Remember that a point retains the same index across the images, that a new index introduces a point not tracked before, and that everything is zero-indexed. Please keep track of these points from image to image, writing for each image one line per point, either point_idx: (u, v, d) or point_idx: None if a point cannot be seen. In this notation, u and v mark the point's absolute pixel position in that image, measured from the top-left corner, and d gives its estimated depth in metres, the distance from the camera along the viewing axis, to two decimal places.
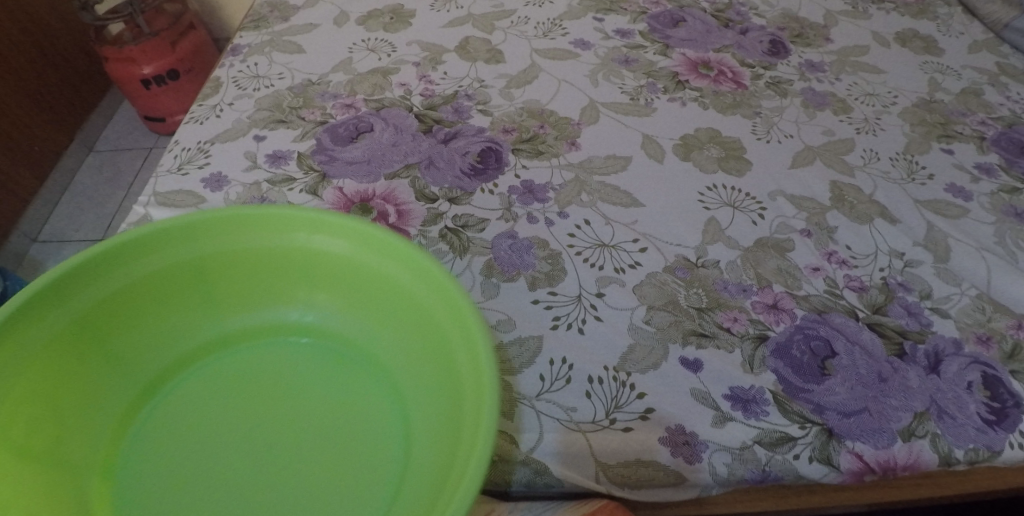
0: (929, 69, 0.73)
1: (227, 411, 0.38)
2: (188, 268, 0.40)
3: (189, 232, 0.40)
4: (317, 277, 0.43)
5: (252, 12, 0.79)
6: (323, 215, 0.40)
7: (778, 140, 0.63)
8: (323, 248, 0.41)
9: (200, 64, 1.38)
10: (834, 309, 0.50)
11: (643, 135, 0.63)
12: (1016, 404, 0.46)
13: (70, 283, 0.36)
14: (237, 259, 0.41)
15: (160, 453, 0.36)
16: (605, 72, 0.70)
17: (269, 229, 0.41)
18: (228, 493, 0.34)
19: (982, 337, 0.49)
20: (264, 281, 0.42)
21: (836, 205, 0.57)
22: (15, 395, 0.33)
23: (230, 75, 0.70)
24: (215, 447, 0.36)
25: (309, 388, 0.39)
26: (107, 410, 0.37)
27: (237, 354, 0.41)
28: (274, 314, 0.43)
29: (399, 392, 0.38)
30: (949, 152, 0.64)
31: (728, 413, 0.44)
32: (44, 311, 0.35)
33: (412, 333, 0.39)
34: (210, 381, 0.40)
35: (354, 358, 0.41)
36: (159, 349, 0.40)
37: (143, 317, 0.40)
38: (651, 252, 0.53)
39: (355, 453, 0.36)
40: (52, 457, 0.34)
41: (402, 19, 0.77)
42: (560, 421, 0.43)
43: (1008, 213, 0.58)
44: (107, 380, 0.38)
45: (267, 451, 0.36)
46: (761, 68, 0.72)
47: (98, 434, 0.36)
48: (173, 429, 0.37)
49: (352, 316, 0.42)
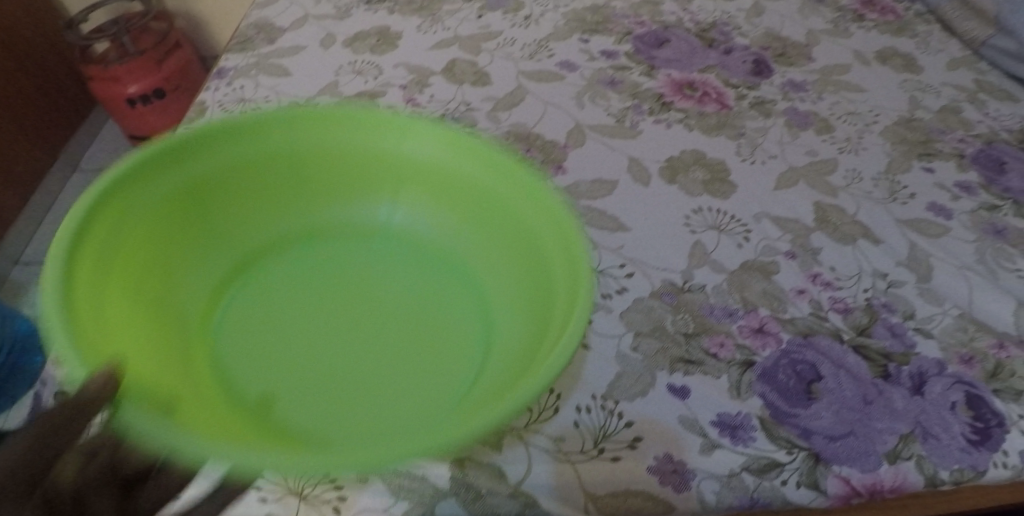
0: (909, 87, 0.74)
1: (326, 282, 0.46)
2: (289, 157, 0.47)
3: (291, 122, 0.47)
4: (399, 183, 0.49)
5: (237, 33, 0.79)
6: (415, 122, 0.47)
7: (762, 161, 0.64)
8: (410, 154, 0.49)
9: (186, 83, 1.38)
10: (819, 332, 0.51)
11: (629, 158, 0.64)
12: (1000, 423, 0.47)
13: (195, 149, 0.44)
14: (330, 154, 0.48)
15: (261, 310, 0.44)
16: (591, 94, 0.70)
17: (362, 132, 0.48)
18: (328, 356, 0.41)
19: (964, 357, 0.50)
20: (352, 187, 0.50)
21: (821, 226, 0.58)
22: (135, 236, 0.40)
23: (215, 98, 0.70)
24: (313, 323, 0.43)
25: (398, 277, 0.47)
26: (201, 282, 0.43)
27: (329, 247, 0.48)
28: (360, 215, 0.50)
29: (477, 284, 0.45)
30: (930, 171, 0.64)
31: (715, 440, 0.44)
32: (165, 167, 0.42)
33: (489, 239, 0.46)
34: (304, 267, 0.47)
35: (432, 258, 0.48)
36: (258, 231, 0.47)
37: (244, 203, 0.47)
38: (638, 278, 0.53)
39: (443, 332, 0.42)
40: (161, 306, 0.40)
41: (388, 40, 0.77)
42: (549, 452, 0.43)
43: (988, 231, 0.59)
44: (207, 252, 0.44)
45: (362, 326, 0.43)
46: (745, 88, 0.72)
47: (199, 293, 0.42)
48: (272, 308, 0.44)
49: (431, 220, 0.49)
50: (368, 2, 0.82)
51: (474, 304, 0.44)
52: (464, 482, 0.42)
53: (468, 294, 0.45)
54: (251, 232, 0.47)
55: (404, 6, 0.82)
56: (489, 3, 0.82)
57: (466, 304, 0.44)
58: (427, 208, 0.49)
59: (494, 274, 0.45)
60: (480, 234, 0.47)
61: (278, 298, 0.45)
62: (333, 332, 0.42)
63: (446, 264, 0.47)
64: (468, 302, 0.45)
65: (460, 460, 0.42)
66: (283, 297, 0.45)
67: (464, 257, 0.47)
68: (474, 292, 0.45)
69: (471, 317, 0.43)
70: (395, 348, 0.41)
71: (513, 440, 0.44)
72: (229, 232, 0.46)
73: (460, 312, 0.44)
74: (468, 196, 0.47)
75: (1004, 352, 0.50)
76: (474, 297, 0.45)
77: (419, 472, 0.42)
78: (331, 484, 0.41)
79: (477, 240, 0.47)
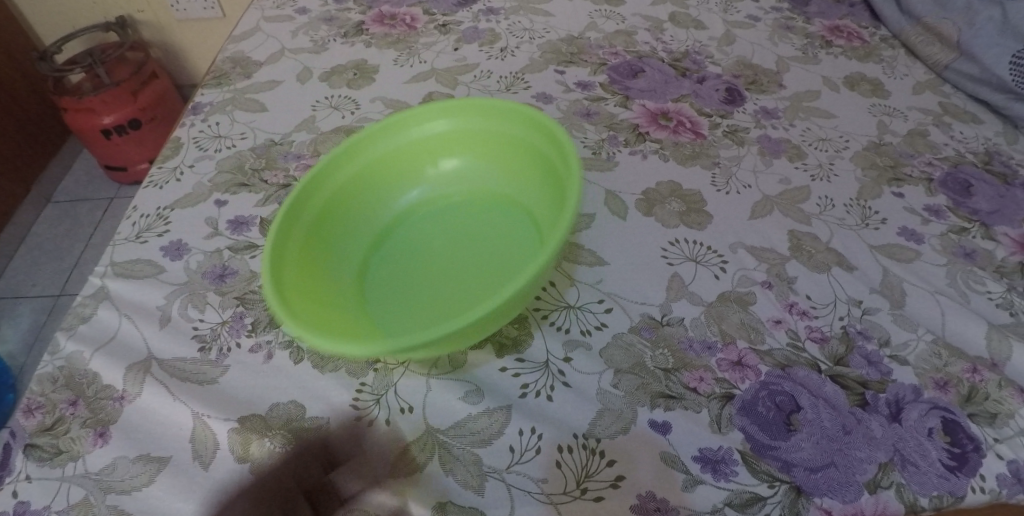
0: (876, 111, 0.76)
1: (421, 252, 0.56)
2: (424, 136, 0.60)
3: (441, 108, 0.60)
4: (505, 156, 0.60)
5: (213, 69, 0.79)
6: (505, 107, 0.58)
7: (736, 191, 0.65)
8: (507, 130, 0.59)
9: (162, 112, 1.38)
10: (797, 363, 0.51)
11: (606, 192, 0.65)
12: (976, 448, 0.47)
13: (403, 120, 0.59)
14: (449, 129, 0.60)
15: (374, 241, 0.56)
16: (568, 126, 0.72)
17: (474, 113, 0.60)
18: (435, 318, 0.51)
19: (939, 382, 0.51)
20: (466, 149, 0.61)
21: (795, 254, 0.59)
22: (345, 183, 0.55)
23: (191, 135, 0.70)
24: (419, 293, 0.53)
25: (488, 234, 0.57)
26: (364, 217, 0.56)
27: (443, 208, 0.59)
28: (477, 180, 0.61)
29: (533, 229, 0.56)
30: (900, 196, 0.66)
31: (697, 476, 0.44)
32: (380, 139, 0.58)
33: (549, 200, 0.55)
34: (421, 234, 0.57)
35: (521, 221, 0.57)
36: (409, 183, 0.60)
37: (415, 157, 0.60)
38: (617, 312, 0.54)
39: (509, 290, 0.52)
40: (333, 235, 0.53)
41: (365, 75, 0.77)
42: (531, 494, 0.43)
43: (958, 254, 0.61)
44: (366, 207, 0.57)
45: (460, 290, 0.52)
46: (718, 117, 0.74)
47: (358, 235, 0.55)
48: (389, 272, 0.54)
49: (524, 189, 0.58)
50: (345, 37, 0.83)
51: (532, 265, 0.53)
52: None
53: (527, 253, 0.54)
54: (411, 194, 0.61)
55: (380, 41, 0.82)
56: (465, 36, 0.83)
57: (529, 263, 0.53)
58: (499, 181, 0.61)
59: (553, 225, 0.53)
60: (545, 194, 0.56)
61: (390, 266, 0.55)
62: (427, 273, 0.54)
63: (510, 216, 0.58)
64: (528, 261, 0.53)
65: (441, 505, 0.43)
66: (384, 253, 0.56)
67: (527, 218, 0.57)
68: (535, 255, 0.54)
69: (528, 281, 0.52)
70: (470, 300, 0.51)
71: (495, 482, 0.44)
72: (378, 204, 0.59)
73: (523, 274, 0.53)
74: (531, 158, 0.58)
75: (978, 375, 0.51)
76: (533, 254, 0.54)
77: None
78: None
79: (541, 207, 0.56)
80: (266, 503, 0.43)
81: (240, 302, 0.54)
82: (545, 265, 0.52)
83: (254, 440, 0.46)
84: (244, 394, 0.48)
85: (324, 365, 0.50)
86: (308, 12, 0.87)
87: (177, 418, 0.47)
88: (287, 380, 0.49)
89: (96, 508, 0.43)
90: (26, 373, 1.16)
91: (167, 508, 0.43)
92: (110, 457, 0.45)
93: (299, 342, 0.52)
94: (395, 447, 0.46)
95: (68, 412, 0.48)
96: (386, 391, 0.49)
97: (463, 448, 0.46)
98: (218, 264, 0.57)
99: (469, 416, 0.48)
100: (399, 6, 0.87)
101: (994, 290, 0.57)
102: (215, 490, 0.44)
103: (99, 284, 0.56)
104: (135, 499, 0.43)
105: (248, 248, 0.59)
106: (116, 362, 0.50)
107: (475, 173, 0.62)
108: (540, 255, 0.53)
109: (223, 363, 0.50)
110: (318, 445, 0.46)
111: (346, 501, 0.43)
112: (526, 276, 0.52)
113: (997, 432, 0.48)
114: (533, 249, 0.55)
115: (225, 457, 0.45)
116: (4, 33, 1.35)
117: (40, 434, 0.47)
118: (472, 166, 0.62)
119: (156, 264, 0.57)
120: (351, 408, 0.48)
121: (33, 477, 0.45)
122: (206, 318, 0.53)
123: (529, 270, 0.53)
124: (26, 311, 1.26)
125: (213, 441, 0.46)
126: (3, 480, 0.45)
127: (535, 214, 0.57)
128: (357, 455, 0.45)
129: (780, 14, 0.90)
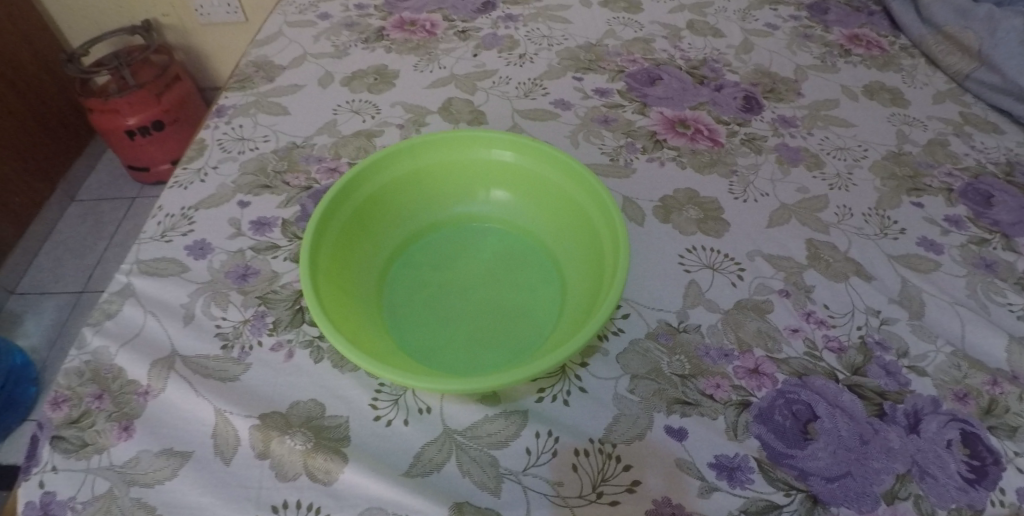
0: (895, 121, 0.76)
1: (443, 266, 0.57)
2: (449, 165, 0.59)
3: (467, 140, 0.59)
4: (530, 187, 0.60)
5: (237, 72, 0.80)
6: (535, 144, 0.58)
7: (754, 199, 0.65)
8: (534, 166, 0.58)
9: (184, 114, 1.41)
10: (814, 372, 0.51)
11: (623, 198, 0.65)
12: (995, 461, 0.47)
13: (430, 149, 0.58)
14: (475, 162, 0.60)
15: (392, 264, 0.56)
16: (585, 133, 0.72)
17: (501, 145, 0.59)
18: (460, 341, 0.51)
19: (958, 394, 0.50)
20: (489, 181, 0.60)
21: (813, 263, 0.59)
22: (366, 209, 0.55)
23: (215, 137, 0.71)
24: (444, 316, 0.53)
25: (509, 261, 0.57)
26: (385, 243, 0.56)
27: (462, 236, 0.59)
28: (496, 209, 0.61)
29: (558, 273, 0.55)
30: (919, 206, 0.66)
31: (713, 483, 0.45)
32: (407, 165, 0.58)
33: (581, 252, 0.55)
34: (443, 260, 0.57)
35: (541, 253, 0.58)
36: (431, 210, 0.60)
37: (437, 188, 0.60)
38: (634, 318, 0.54)
39: (526, 326, 0.52)
40: (354, 262, 0.53)
41: (385, 80, 0.79)
42: (547, 497, 0.44)
43: (979, 265, 0.60)
44: (388, 235, 0.57)
45: (482, 314, 0.53)
46: (736, 125, 0.74)
47: (378, 259, 0.55)
48: (413, 296, 0.54)
49: (545, 221, 0.59)
50: (366, 42, 0.84)
51: (552, 307, 0.53)
52: None
53: (548, 292, 0.54)
54: (446, 205, 0.60)
55: (400, 46, 0.83)
56: (484, 42, 0.84)
57: (549, 302, 0.53)
58: (535, 216, 0.59)
59: (580, 276, 0.53)
60: (577, 244, 0.56)
61: (412, 274, 0.56)
62: (446, 291, 0.55)
63: (539, 252, 0.58)
64: (549, 302, 0.53)
65: (458, 505, 0.43)
66: (403, 276, 0.56)
67: (555, 259, 0.57)
68: (556, 297, 0.54)
69: (544, 319, 0.52)
70: (485, 327, 0.52)
71: (511, 484, 0.44)
72: (415, 209, 0.59)
73: (541, 312, 0.53)
74: (573, 208, 0.56)
75: (998, 388, 0.50)
76: (554, 296, 0.54)
77: None
78: None
79: (572, 254, 0.56)
80: (286, 499, 0.44)
81: (262, 302, 0.55)
82: (565, 309, 0.52)
83: (275, 437, 0.47)
84: (266, 392, 0.49)
85: (343, 365, 0.51)
86: (330, 18, 0.88)
87: (199, 414, 0.48)
88: (307, 379, 0.50)
89: (120, 500, 0.44)
90: (48, 366, 1.19)
91: (190, 502, 0.44)
92: (134, 450, 0.46)
93: (319, 342, 0.53)
94: (412, 447, 0.46)
95: (94, 406, 0.49)
96: (404, 392, 0.50)
97: (480, 449, 0.46)
98: (241, 264, 0.58)
99: (486, 418, 0.48)
100: (419, 13, 0.88)
101: (1016, 301, 0.57)
102: (236, 485, 0.44)
103: (125, 281, 0.57)
104: (159, 492, 0.44)
105: (270, 249, 0.60)
106: (141, 358, 0.51)
107: (514, 202, 0.60)
108: (560, 300, 0.53)
109: (244, 361, 0.51)
110: (337, 443, 0.46)
111: (365, 499, 0.44)
112: (544, 316, 0.52)
113: (1017, 445, 0.48)
114: (555, 289, 0.54)
115: (247, 453, 0.46)
116: (35, 35, 1.38)
117: (66, 426, 0.48)
118: (513, 195, 0.60)
119: (181, 263, 0.59)
120: (369, 408, 0.48)
121: (59, 468, 0.46)
122: (229, 316, 0.54)
123: (548, 309, 0.53)
124: (50, 307, 1.29)
125: (235, 437, 0.47)
126: (30, 471, 0.46)
127: (564, 258, 0.56)
128: (376, 454, 0.46)
129: (799, 23, 0.90)
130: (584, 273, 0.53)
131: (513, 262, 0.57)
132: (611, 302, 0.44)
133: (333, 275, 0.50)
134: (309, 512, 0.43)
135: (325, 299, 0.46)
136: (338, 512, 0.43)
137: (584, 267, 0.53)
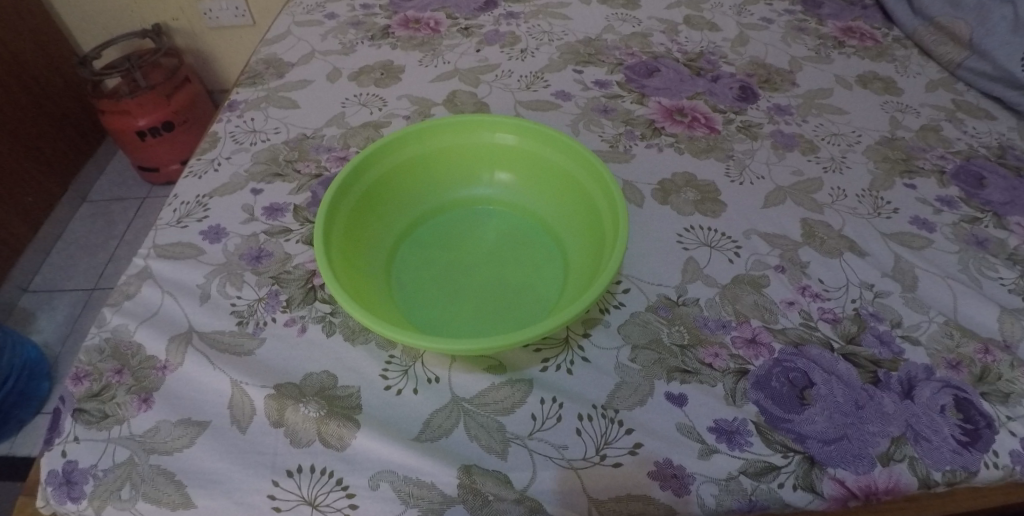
0: (888, 108, 0.77)
1: (449, 246, 0.59)
2: (454, 149, 0.62)
3: (471, 123, 0.61)
4: (531, 170, 0.62)
5: (247, 69, 0.83)
6: (541, 127, 0.60)
7: (750, 181, 0.67)
8: (538, 149, 0.61)
9: (194, 115, 1.44)
10: (810, 341, 0.53)
11: (623, 182, 0.67)
12: (988, 425, 0.48)
13: (435, 131, 0.61)
14: (479, 145, 0.62)
15: (399, 242, 0.58)
16: (585, 121, 0.74)
17: (503, 129, 0.61)
18: (466, 310, 0.53)
19: (952, 362, 0.51)
20: (492, 164, 0.63)
21: (808, 240, 0.61)
22: (374, 186, 0.57)
23: (227, 130, 0.74)
24: (450, 287, 0.55)
25: (511, 238, 0.59)
26: (393, 221, 0.59)
27: (467, 215, 0.61)
28: (497, 191, 0.63)
29: (560, 252, 0.57)
30: (912, 187, 0.67)
31: (713, 446, 0.46)
32: (412, 148, 0.60)
33: (582, 231, 0.57)
34: (446, 237, 0.59)
35: (540, 233, 0.60)
36: (434, 192, 0.62)
37: (443, 170, 0.62)
38: (634, 293, 0.56)
39: (530, 300, 0.54)
40: (362, 237, 0.55)
41: (392, 75, 0.81)
42: (552, 458, 0.46)
43: (971, 242, 0.62)
44: (395, 213, 0.59)
45: (487, 286, 0.55)
46: (732, 113, 0.76)
47: (384, 236, 0.57)
48: (420, 270, 0.56)
49: (545, 202, 0.61)
50: (372, 39, 0.87)
51: (554, 283, 0.55)
52: (471, 489, 0.44)
53: (551, 270, 0.56)
54: (454, 188, 0.63)
55: (405, 43, 0.86)
56: (487, 38, 0.87)
57: (552, 278, 0.55)
58: (537, 199, 0.62)
59: (581, 251, 0.55)
60: (578, 224, 0.57)
61: (420, 253, 0.58)
62: (452, 269, 0.56)
63: (540, 233, 0.60)
64: (551, 279, 0.55)
65: (467, 468, 0.45)
66: (409, 252, 0.58)
67: (556, 238, 0.59)
68: (558, 272, 0.56)
69: (547, 294, 0.54)
70: (491, 302, 0.53)
71: (518, 448, 0.46)
72: (422, 191, 0.61)
73: (544, 287, 0.55)
74: (576, 188, 0.58)
75: (990, 356, 0.52)
76: (555, 273, 0.56)
77: (426, 480, 0.45)
78: (343, 492, 0.44)
79: (573, 234, 0.57)
80: (300, 464, 0.46)
81: (275, 281, 0.57)
82: (567, 285, 0.54)
83: (289, 405, 0.48)
84: (280, 366, 0.51)
85: (355, 338, 0.53)
86: (337, 17, 0.91)
87: (217, 386, 0.50)
88: (320, 351, 0.52)
89: (140, 467, 0.46)
90: (61, 361, 1.21)
91: (209, 468, 0.45)
92: (153, 420, 0.48)
93: (331, 317, 0.55)
94: (421, 414, 0.48)
95: (114, 380, 0.50)
96: (413, 363, 0.51)
97: (487, 416, 0.48)
98: (255, 246, 0.61)
99: (492, 386, 0.50)
100: (423, 12, 0.91)
101: (1007, 276, 0.58)
102: (254, 452, 0.46)
103: (143, 264, 0.59)
104: (178, 459, 0.46)
105: (282, 233, 0.62)
106: (159, 334, 0.53)
107: (518, 185, 0.62)
108: (562, 277, 0.55)
109: (259, 336, 0.53)
110: (349, 411, 0.48)
111: (376, 462, 0.45)
112: (547, 292, 0.54)
113: (1010, 410, 0.49)
114: (557, 267, 0.56)
115: (263, 421, 0.48)
116: (48, 40, 1.42)
117: (87, 400, 0.49)
118: (517, 178, 0.62)
119: (195, 247, 0.61)
120: (380, 378, 0.50)
121: (81, 438, 0.47)
122: (244, 295, 0.56)
123: (551, 286, 0.55)
124: (62, 304, 1.32)
125: (251, 406, 0.48)
126: (54, 441, 0.48)
127: (566, 237, 0.58)
128: (386, 420, 0.48)
129: (793, 17, 0.92)
130: (585, 250, 0.55)
131: (517, 242, 0.59)
132: (614, 265, 0.46)
133: (342, 248, 0.52)
134: (323, 475, 0.45)
135: (339, 272, 0.48)
136: (351, 475, 0.45)
137: (585, 243, 0.55)
